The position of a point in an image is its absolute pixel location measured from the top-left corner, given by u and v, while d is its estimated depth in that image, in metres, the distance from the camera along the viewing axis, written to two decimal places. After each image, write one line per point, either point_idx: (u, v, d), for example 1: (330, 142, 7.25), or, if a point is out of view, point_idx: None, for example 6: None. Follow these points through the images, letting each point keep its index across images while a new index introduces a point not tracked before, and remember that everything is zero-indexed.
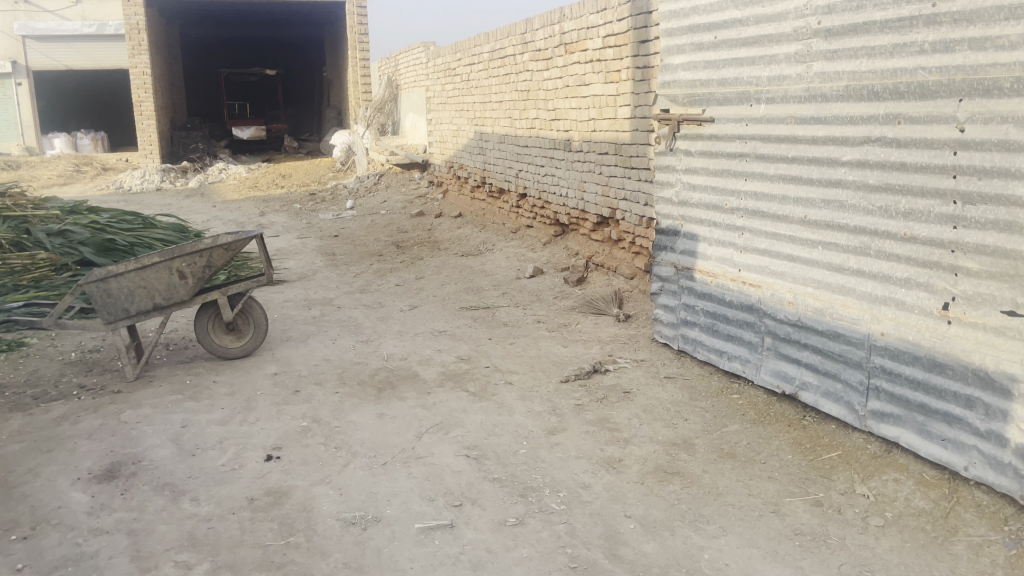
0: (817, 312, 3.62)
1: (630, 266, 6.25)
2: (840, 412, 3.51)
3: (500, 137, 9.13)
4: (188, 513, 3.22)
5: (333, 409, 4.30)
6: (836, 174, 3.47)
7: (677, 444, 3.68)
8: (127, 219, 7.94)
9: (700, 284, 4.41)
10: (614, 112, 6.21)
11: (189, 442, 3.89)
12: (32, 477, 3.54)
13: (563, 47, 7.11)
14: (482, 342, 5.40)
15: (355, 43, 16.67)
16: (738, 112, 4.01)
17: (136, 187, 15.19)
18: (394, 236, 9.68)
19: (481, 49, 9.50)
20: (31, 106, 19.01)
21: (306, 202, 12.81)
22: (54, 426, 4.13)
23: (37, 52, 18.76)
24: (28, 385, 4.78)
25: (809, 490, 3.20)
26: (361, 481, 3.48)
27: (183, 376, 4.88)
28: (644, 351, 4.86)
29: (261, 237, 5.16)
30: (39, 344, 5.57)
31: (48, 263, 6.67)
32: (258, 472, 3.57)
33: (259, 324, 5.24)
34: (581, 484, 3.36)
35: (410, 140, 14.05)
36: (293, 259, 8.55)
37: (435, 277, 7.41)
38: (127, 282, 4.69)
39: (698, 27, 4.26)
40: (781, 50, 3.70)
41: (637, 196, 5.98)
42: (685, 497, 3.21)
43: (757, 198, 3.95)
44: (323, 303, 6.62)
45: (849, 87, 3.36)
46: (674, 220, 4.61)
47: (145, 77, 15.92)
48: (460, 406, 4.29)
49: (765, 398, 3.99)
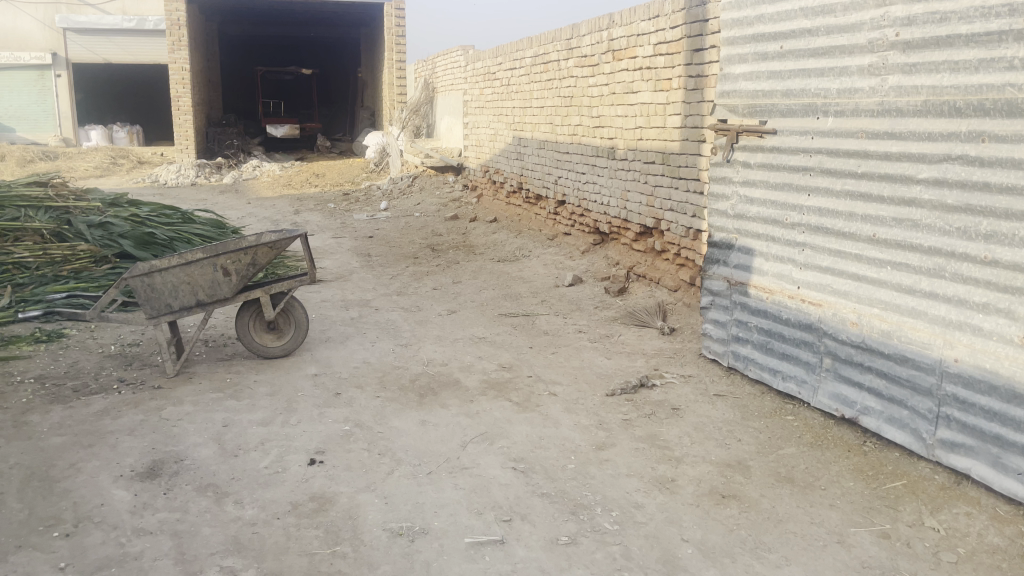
0: (883, 335, 3.50)
1: (674, 278, 6.13)
2: (906, 439, 3.38)
3: (539, 142, 9.03)
4: (233, 516, 3.15)
5: (376, 413, 4.23)
6: (910, 192, 3.35)
7: (731, 465, 3.56)
8: (166, 213, 7.94)
9: (754, 300, 4.29)
10: (662, 121, 6.10)
11: (231, 442, 3.83)
12: (74, 472, 3.50)
13: (610, 54, 7.02)
14: (524, 350, 5.31)
15: (392, 45, 16.72)
16: (804, 125, 3.89)
17: (171, 182, 15.29)
18: (429, 239, 9.62)
19: (523, 54, 9.43)
20: (70, 98, 19.25)
21: (340, 202, 12.81)
22: (95, 420, 4.10)
23: (77, 45, 19.02)
24: (69, 377, 4.76)
25: (874, 520, 3.07)
26: (407, 490, 3.40)
27: (224, 374, 4.84)
28: (691, 366, 4.74)
29: (306, 236, 5.09)
30: (79, 336, 5.56)
31: (87, 255, 6.69)
32: (302, 476, 3.51)
33: (299, 322, 5.17)
34: (634, 504, 3.26)
35: (445, 143, 14.02)
36: (328, 259, 8.52)
37: (473, 283, 7.34)
38: (171, 277, 4.66)
39: (762, 36, 4.14)
40: (853, 62, 3.59)
41: (684, 207, 5.86)
42: (744, 522, 3.09)
43: (820, 213, 3.83)
44: (360, 305, 6.56)
45: (928, 102, 3.24)
46: (729, 233, 4.49)
47: (184, 73, 16.05)
48: (505, 416, 4.19)
49: (822, 421, 3.86)
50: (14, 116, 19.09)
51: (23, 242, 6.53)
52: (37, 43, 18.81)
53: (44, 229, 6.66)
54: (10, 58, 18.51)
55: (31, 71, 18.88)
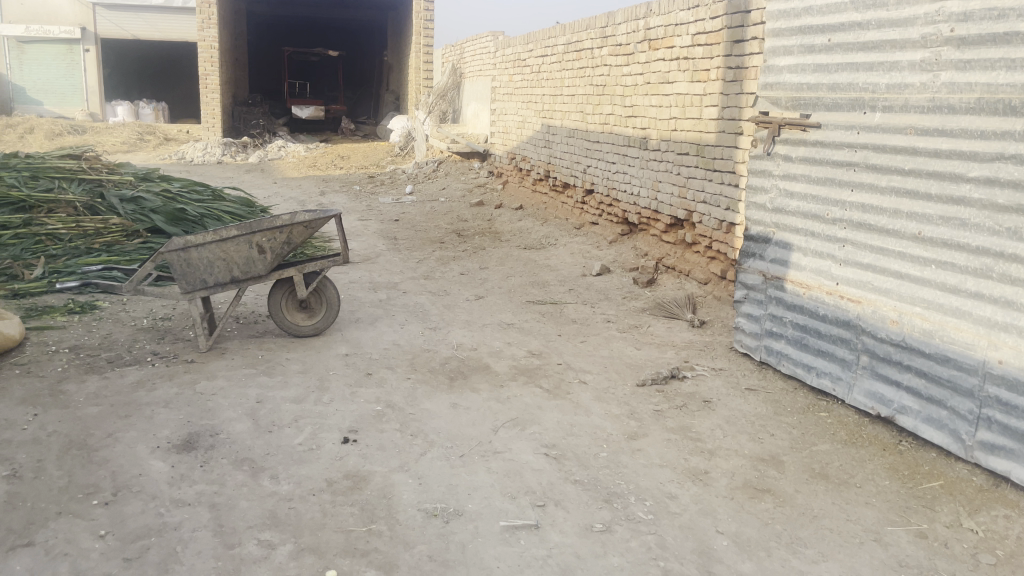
0: (925, 334, 3.46)
1: (705, 271, 6.11)
2: (944, 439, 3.36)
3: (569, 130, 8.99)
4: (269, 491, 3.18)
5: (407, 394, 4.24)
6: (959, 191, 3.31)
7: (765, 459, 3.54)
8: (196, 189, 7.98)
9: (791, 295, 4.27)
10: (698, 112, 6.05)
11: (265, 418, 3.86)
12: (112, 442, 3.54)
13: (646, 43, 6.97)
14: (553, 338, 5.30)
15: (420, 29, 16.68)
16: (849, 119, 3.85)
17: (197, 159, 15.38)
18: (455, 224, 9.62)
19: (556, 41, 9.38)
20: (98, 73, 19.37)
21: (365, 184, 12.82)
22: (131, 392, 4.14)
23: (107, 20, 19.10)
24: (103, 348, 4.81)
25: (911, 520, 3.05)
26: (440, 471, 3.41)
27: (255, 351, 4.87)
28: (722, 359, 4.72)
29: (340, 217, 5.09)
30: (111, 308, 5.62)
31: (120, 229, 6.75)
32: (336, 454, 3.53)
33: (331, 303, 5.19)
34: (668, 494, 3.25)
35: (471, 128, 14.00)
36: (355, 241, 8.54)
37: (499, 269, 7.33)
38: (207, 253, 4.71)
39: (809, 28, 4.09)
40: (904, 57, 3.54)
41: (718, 199, 5.83)
42: (779, 517, 3.08)
43: (863, 209, 3.80)
44: (388, 287, 6.58)
45: (982, 100, 3.19)
46: (766, 227, 4.46)
47: (213, 51, 16.08)
48: (535, 402, 4.19)
49: (856, 419, 3.83)
50: (42, 89, 19.25)
51: (56, 214, 6.60)
52: (67, 17, 18.93)
53: (77, 201, 6.74)
54: (40, 31, 18.64)
55: (60, 45, 19.01)
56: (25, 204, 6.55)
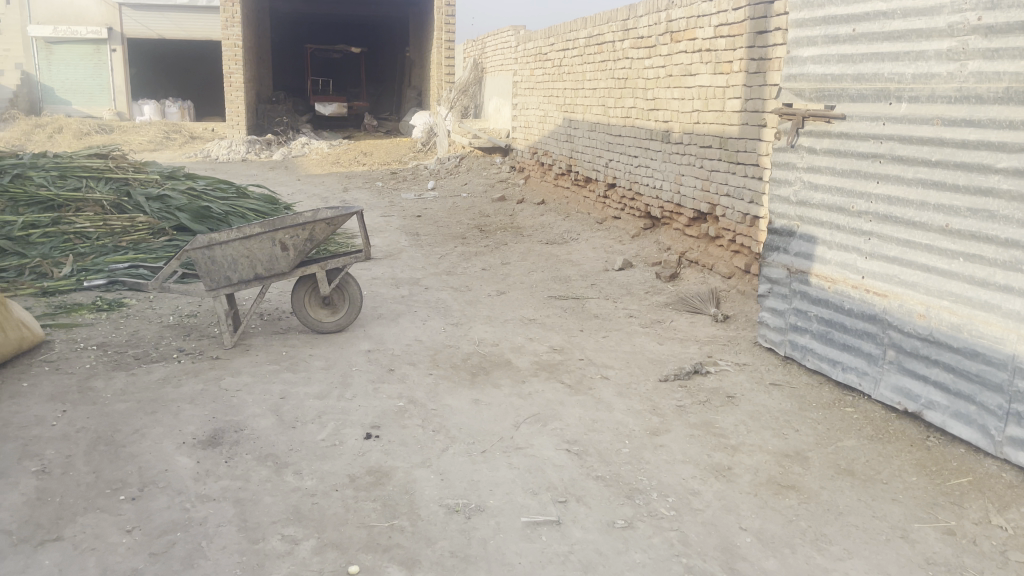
0: (953, 328, 3.41)
1: (728, 265, 6.06)
2: (972, 435, 3.30)
3: (590, 124, 8.95)
4: (293, 487, 3.21)
5: (429, 390, 4.26)
6: (987, 182, 3.25)
7: (789, 455, 3.51)
8: (221, 187, 8.06)
9: (816, 289, 4.22)
10: (721, 104, 6.00)
11: (289, 414, 3.90)
12: (139, 438, 3.59)
13: (668, 35, 6.92)
14: (574, 333, 5.29)
15: (442, 25, 16.70)
16: (875, 111, 3.79)
17: (222, 157, 15.53)
18: (477, 219, 9.63)
19: (577, 34, 9.34)
20: (125, 72, 19.62)
21: (387, 181, 12.88)
22: (157, 388, 4.19)
23: (133, 20, 19.32)
24: (130, 345, 4.88)
25: (939, 516, 3.00)
26: (462, 467, 3.42)
27: (279, 347, 4.91)
28: (745, 354, 4.68)
29: (362, 214, 5.11)
30: (138, 305, 5.69)
31: (146, 227, 6.83)
32: (359, 450, 3.55)
33: (354, 299, 5.20)
34: (691, 491, 3.23)
35: (493, 123, 14.00)
36: (377, 237, 8.59)
37: (521, 264, 7.33)
38: (231, 250, 4.74)
39: (833, 18, 4.03)
40: (930, 46, 3.48)
41: (741, 192, 5.78)
42: (804, 514, 3.05)
43: (889, 202, 3.74)
44: (410, 283, 6.60)
45: (1010, 89, 3.13)
46: (790, 220, 4.41)
47: (237, 49, 16.21)
48: (557, 397, 4.19)
49: (882, 414, 3.78)
50: (71, 89, 19.55)
51: (84, 213, 6.69)
52: (94, 18, 19.16)
53: (105, 199, 6.83)
54: (68, 32, 18.89)
55: (87, 45, 19.27)
56: (54, 203, 6.66)
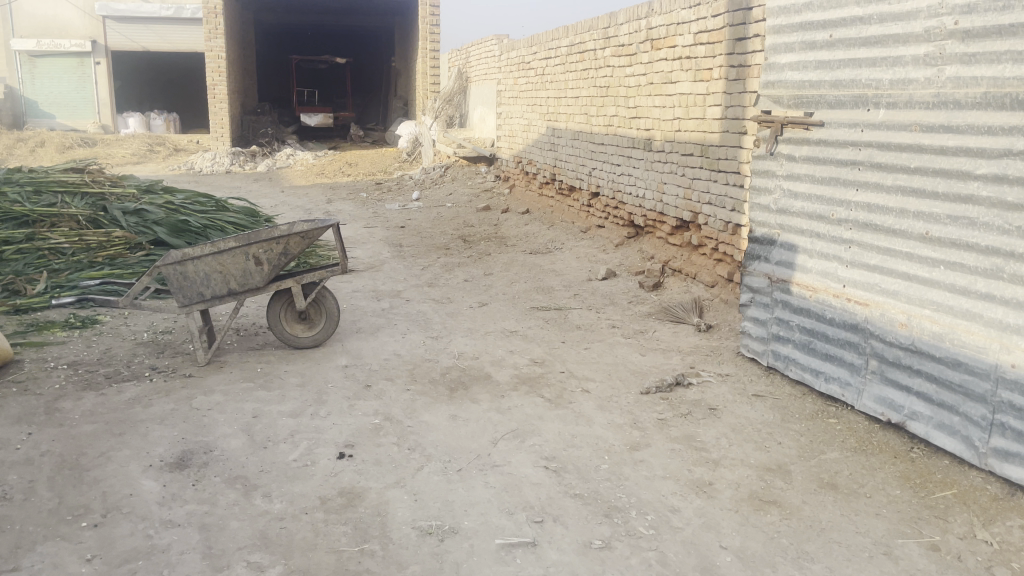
0: (935, 337, 3.35)
1: (712, 273, 6.00)
2: (956, 446, 3.24)
3: (574, 133, 8.90)
4: (261, 510, 3.11)
5: (406, 406, 4.17)
6: (966, 189, 3.20)
7: (771, 469, 3.44)
8: (200, 200, 7.95)
9: (797, 298, 4.16)
10: (702, 112, 5.95)
11: (261, 433, 3.80)
12: (104, 461, 3.48)
13: (649, 43, 6.88)
14: (556, 344, 5.22)
15: (426, 34, 16.65)
16: (853, 117, 3.74)
17: (206, 169, 15.42)
18: (461, 230, 9.55)
19: (559, 43, 9.30)
20: (108, 85, 19.49)
21: (372, 191, 12.79)
22: (127, 409, 4.09)
23: (116, 33, 19.22)
24: (101, 364, 4.77)
25: (923, 531, 2.93)
26: (437, 487, 3.33)
27: (254, 364, 4.81)
28: (728, 364, 4.61)
29: (338, 226, 5.03)
30: (112, 322, 5.58)
31: (122, 242, 6.71)
32: (331, 470, 3.45)
33: (330, 313, 5.12)
34: (670, 508, 3.16)
35: (478, 133, 13.95)
36: (360, 249, 8.50)
37: (504, 275, 7.25)
38: (204, 265, 4.65)
39: (810, 24, 3.98)
40: (907, 52, 3.43)
41: (723, 200, 5.73)
42: (786, 530, 2.98)
43: (869, 210, 3.68)
44: (391, 295, 6.51)
45: (988, 95, 3.08)
46: (771, 229, 4.35)
47: (220, 61, 16.11)
48: (536, 412, 4.10)
49: (866, 425, 3.72)
50: (54, 102, 19.38)
51: (59, 228, 6.57)
52: (77, 30, 19.02)
53: (79, 214, 6.70)
54: (51, 45, 18.74)
55: (70, 59, 19.13)
56: (28, 218, 6.53)
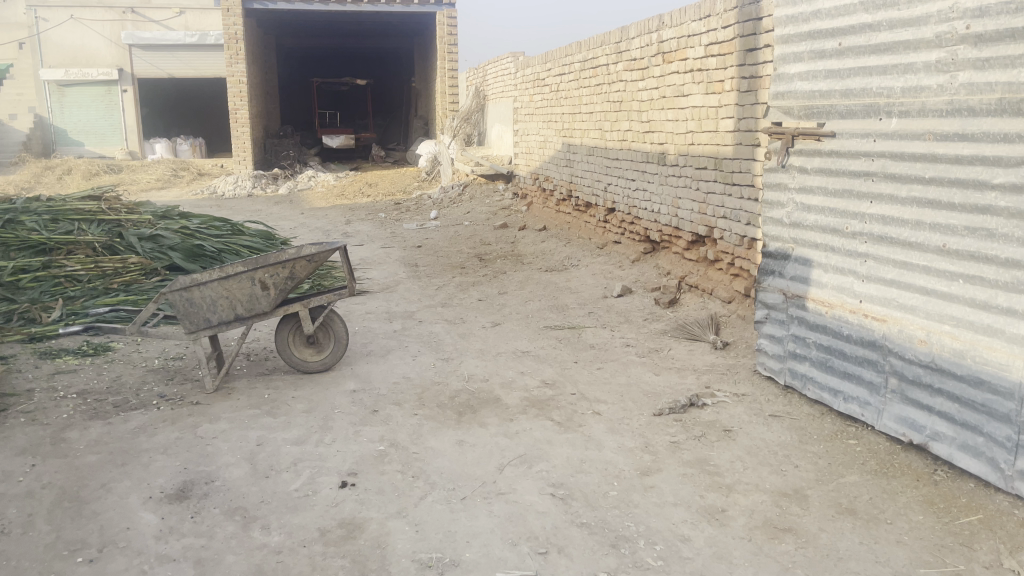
0: (955, 354, 3.20)
1: (728, 289, 5.86)
2: (981, 469, 3.08)
3: (589, 148, 8.82)
4: (258, 544, 3.04)
5: (412, 432, 4.08)
6: (984, 200, 3.06)
7: (788, 494, 3.30)
8: (216, 225, 7.97)
9: (813, 314, 4.03)
10: (715, 124, 5.85)
11: (264, 462, 3.74)
12: (104, 493, 3.44)
13: (660, 56, 6.79)
14: (568, 365, 5.11)
15: (444, 54, 16.71)
16: (864, 127, 3.62)
17: (228, 193, 15.54)
18: (478, 248, 9.49)
19: (572, 58, 9.24)
20: (135, 112, 19.81)
21: (390, 211, 12.80)
22: (132, 438, 4.05)
23: (142, 61, 19.55)
24: (111, 392, 4.74)
25: (947, 560, 2.78)
26: (439, 517, 3.23)
27: (262, 390, 4.76)
28: (744, 384, 4.47)
29: (346, 249, 4.98)
30: (124, 349, 5.57)
31: (138, 268, 6.73)
32: (332, 500, 3.38)
33: (338, 336, 5.07)
34: (680, 537, 3.03)
35: (496, 150, 13.92)
36: (376, 270, 8.46)
37: (519, 293, 7.16)
38: (210, 291, 4.61)
39: (819, 33, 3.87)
40: (919, 58, 3.30)
41: (738, 214, 5.61)
42: (801, 560, 2.84)
43: (884, 222, 3.55)
44: (404, 317, 6.46)
45: (1004, 101, 2.95)
46: (784, 243, 4.23)
47: (242, 86, 16.27)
48: (545, 436, 4.00)
49: (888, 447, 3.57)
50: (82, 130, 19.73)
51: (75, 256, 6.59)
52: (104, 59, 19.41)
53: (96, 241, 6.72)
54: (79, 74, 19.10)
55: (98, 87, 19.49)
56: (45, 246, 6.56)
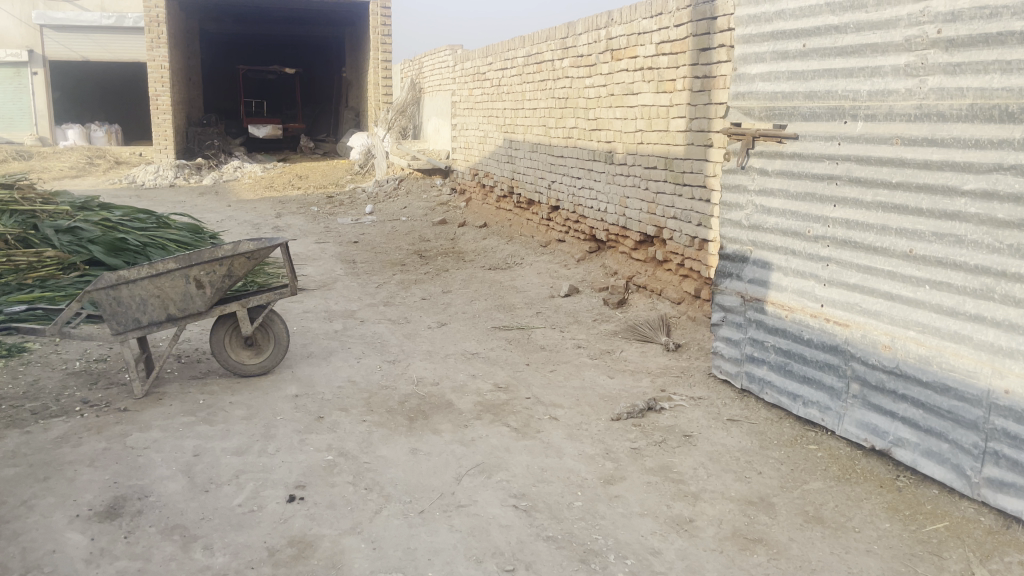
0: (920, 360, 3.20)
1: (678, 290, 5.84)
2: (946, 475, 3.09)
3: (532, 145, 8.68)
4: (201, 566, 2.80)
5: (361, 440, 3.87)
6: (953, 206, 3.06)
7: (754, 502, 3.24)
8: (140, 217, 7.52)
9: (772, 317, 4.00)
10: (665, 124, 5.81)
11: (202, 475, 3.48)
12: (25, 512, 3.12)
13: (608, 53, 6.71)
14: (520, 367, 4.97)
15: (377, 44, 16.31)
16: (829, 131, 3.59)
17: (149, 183, 14.82)
18: (417, 245, 9.25)
19: (515, 53, 9.10)
20: (46, 97, 18.68)
21: (323, 205, 12.41)
22: (53, 449, 3.71)
23: (55, 42, 18.48)
24: (28, 397, 4.35)
25: (918, 570, 2.75)
26: (396, 533, 3.05)
27: (197, 395, 4.47)
28: (700, 388, 4.42)
29: (287, 245, 4.72)
30: (41, 350, 5.15)
31: (55, 262, 6.25)
32: (280, 516, 3.15)
33: (278, 338, 4.81)
34: (651, 550, 2.93)
35: (432, 144, 13.68)
36: (312, 266, 8.15)
37: (463, 292, 6.98)
38: (140, 289, 4.30)
39: (783, 34, 3.83)
40: (887, 62, 3.28)
41: (689, 215, 5.57)
42: (774, 573, 2.77)
43: (847, 226, 3.53)
44: (345, 316, 6.20)
45: (975, 106, 2.94)
46: (743, 245, 4.19)
47: (164, 71, 15.52)
48: (503, 444, 3.84)
49: (848, 452, 3.56)
50: None
51: None
52: (13, 40, 18.29)
53: (8, 233, 6.20)
54: None
55: (6, 69, 18.33)
56: None
